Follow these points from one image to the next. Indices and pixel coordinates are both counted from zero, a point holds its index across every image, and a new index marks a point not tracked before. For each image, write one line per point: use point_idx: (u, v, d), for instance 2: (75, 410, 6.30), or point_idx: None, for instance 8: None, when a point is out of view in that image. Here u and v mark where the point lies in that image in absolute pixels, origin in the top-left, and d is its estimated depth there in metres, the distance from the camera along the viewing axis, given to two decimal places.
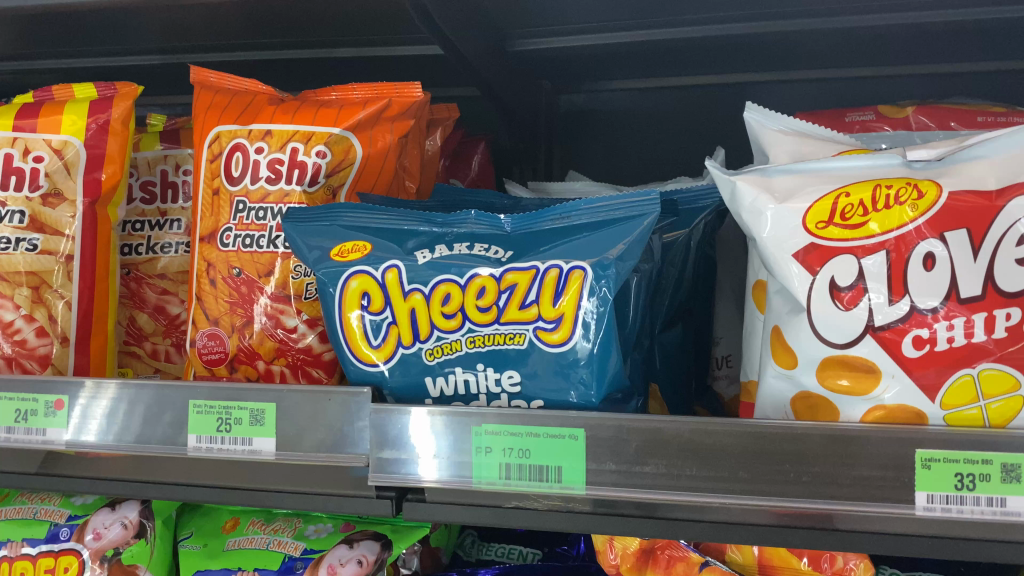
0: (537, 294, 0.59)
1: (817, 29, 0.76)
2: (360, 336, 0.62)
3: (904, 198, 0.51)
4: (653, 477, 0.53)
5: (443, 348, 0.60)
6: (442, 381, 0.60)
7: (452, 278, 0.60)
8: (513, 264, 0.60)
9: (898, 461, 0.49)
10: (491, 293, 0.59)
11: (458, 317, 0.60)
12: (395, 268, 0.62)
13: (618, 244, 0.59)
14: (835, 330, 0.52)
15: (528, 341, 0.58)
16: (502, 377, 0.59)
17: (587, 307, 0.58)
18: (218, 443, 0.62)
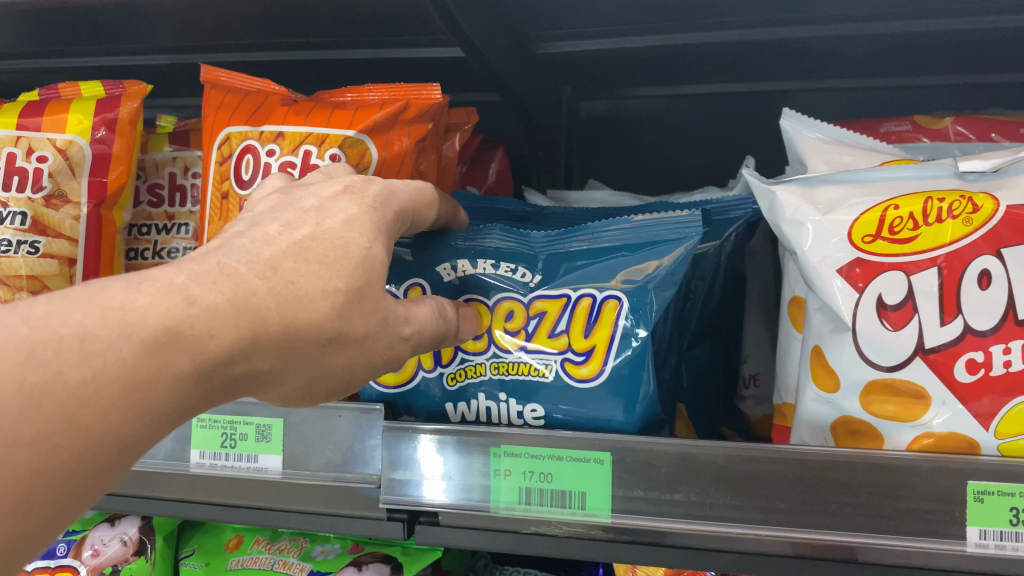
0: (567, 323, 0.56)
1: (852, 35, 0.73)
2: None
3: (958, 212, 0.48)
4: (683, 506, 0.50)
5: (465, 372, 0.58)
6: (464, 407, 0.58)
7: (479, 300, 0.59)
8: (541, 290, 0.57)
9: (948, 494, 0.45)
10: (519, 318, 0.57)
11: (483, 342, 0.58)
12: (417, 286, 0.60)
13: (653, 270, 0.56)
14: (883, 351, 0.49)
15: (554, 374, 0.56)
16: (525, 410, 0.56)
17: (621, 343, 0.55)
18: (222, 460, 0.60)
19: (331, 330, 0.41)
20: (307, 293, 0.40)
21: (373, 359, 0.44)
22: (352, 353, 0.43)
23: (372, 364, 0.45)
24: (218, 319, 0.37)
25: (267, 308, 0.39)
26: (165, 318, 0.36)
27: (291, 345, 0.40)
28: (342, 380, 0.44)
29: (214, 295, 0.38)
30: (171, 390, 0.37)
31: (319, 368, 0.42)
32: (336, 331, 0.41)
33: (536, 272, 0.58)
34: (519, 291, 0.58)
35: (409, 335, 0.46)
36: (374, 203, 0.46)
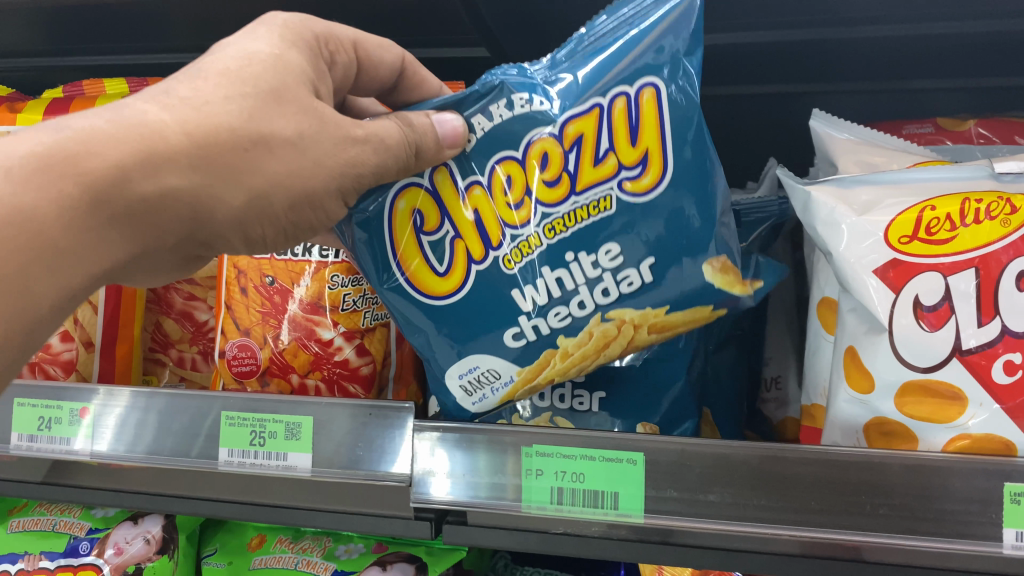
0: (608, 139, 0.49)
1: (876, 36, 0.73)
2: (418, 262, 0.53)
3: (996, 213, 0.48)
4: (718, 506, 0.49)
5: (521, 249, 0.51)
6: (531, 290, 0.51)
7: (509, 155, 0.51)
8: (568, 113, 0.49)
9: (985, 495, 0.45)
10: (557, 160, 0.50)
11: (527, 206, 0.50)
12: (445, 167, 0.52)
13: (680, 45, 0.49)
14: (919, 352, 0.49)
15: (617, 203, 0.50)
16: (600, 256, 0.50)
17: (671, 125, 0.49)
18: (252, 458, 0.59)
19: (250, 131, 0.42)
20: (214, 101, 0.42)
21: (318, 165, 0.45)
22: (292, 156, 0.44)
23: (322, 172, 0.46)
24: (100, 141, 0.40)
25: (158, 127, 0.41)
26: (41, 146, 0.39)
27: (196, 156, 0.41)
28: (295, 195, 0.46)
29: (101, 124, 0.41)
30: (61, 217, 0.39)
31: (253, 177, 0.43)
32: (257, 131, 0.43)
33: (557, 101, 0.50)
34: (548, 125, 0.50)
35: (362, 138, 0.47)
36: (297, 24, 0.48)
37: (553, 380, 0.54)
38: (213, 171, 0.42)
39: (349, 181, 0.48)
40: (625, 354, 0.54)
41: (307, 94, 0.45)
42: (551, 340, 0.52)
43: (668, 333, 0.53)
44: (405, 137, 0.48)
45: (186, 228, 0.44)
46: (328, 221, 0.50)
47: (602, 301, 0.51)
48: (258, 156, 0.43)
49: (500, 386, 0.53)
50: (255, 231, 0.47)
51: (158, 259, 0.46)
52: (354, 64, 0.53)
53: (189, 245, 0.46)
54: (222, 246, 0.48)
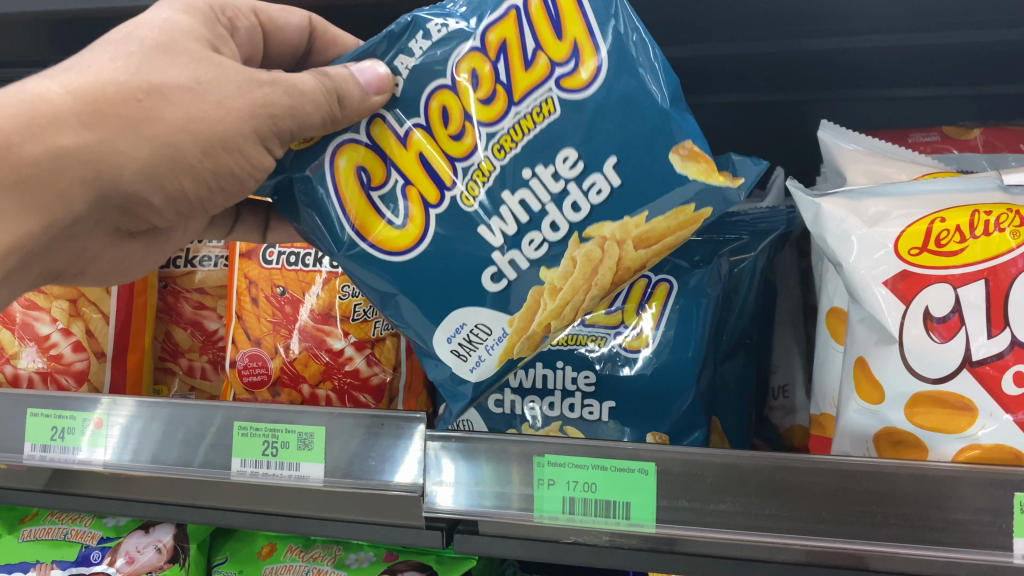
0: (533, 39, 0.49)
1: (881, 46, 0.73)
2: (371, 215, 0.52)
3: (1005, 224, 0.49)
4: (729, 516, 0.50)
5: (477, 180, 0.50)
6: (497, 221, 0.50)
7: (443, 85, 0.50)
8: (486, 24, 0.50)
9: (995, 505, 0.46)
10: (485, 73, 0.49)
11: (470, 132, 0.50)
12: (381, 119, 0.51)
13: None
14: (929, 363, 0.49)
15: (559, 103, 0.49)
16: (558, 166, 0.50)
17: (593, 12, 0.49)
18: (264, 468, 0.59)
19: (139, 82, 0.46)
20: (100, 64, 0.46)
21: (220, 106, 0.47)
22: (188, 100, 0.46)
23: (228, 113, 0.47)
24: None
25: (53, 98, 0.46)
26: None
27: (88, 110, 0.46)
28: (204, 139, 0.47)
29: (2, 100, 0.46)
30: None
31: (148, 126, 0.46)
32: (147, 81, 0.46)
33: (472, 19, 0.50)
34: (469, 41, 0.50)
35: (269, 81, 0.48)
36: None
37: (550, 327, 0.52)
38: (108, 125, 0.46)
39: (265, 123, 0.48)
40: (620, 282, 0.52)
41: (201, 48, 0.48)
42: (535, 276, 0.51)
43: (656, 244, 0.51)
44: (321, 84, 0.48)
45: (100, 189, 0.48)
46: (255, 170, 0.50)
47: (575, 218, 0.50)
48: (152, 104, 0.46)
49: (495, 344, 0.51)
50: (175, 186, 0.50)
51: (86, 226, 0.51)
52: (258, 29, 0.56)
53: (112, 208, 0.50)
54: (150, 209, 0.51)
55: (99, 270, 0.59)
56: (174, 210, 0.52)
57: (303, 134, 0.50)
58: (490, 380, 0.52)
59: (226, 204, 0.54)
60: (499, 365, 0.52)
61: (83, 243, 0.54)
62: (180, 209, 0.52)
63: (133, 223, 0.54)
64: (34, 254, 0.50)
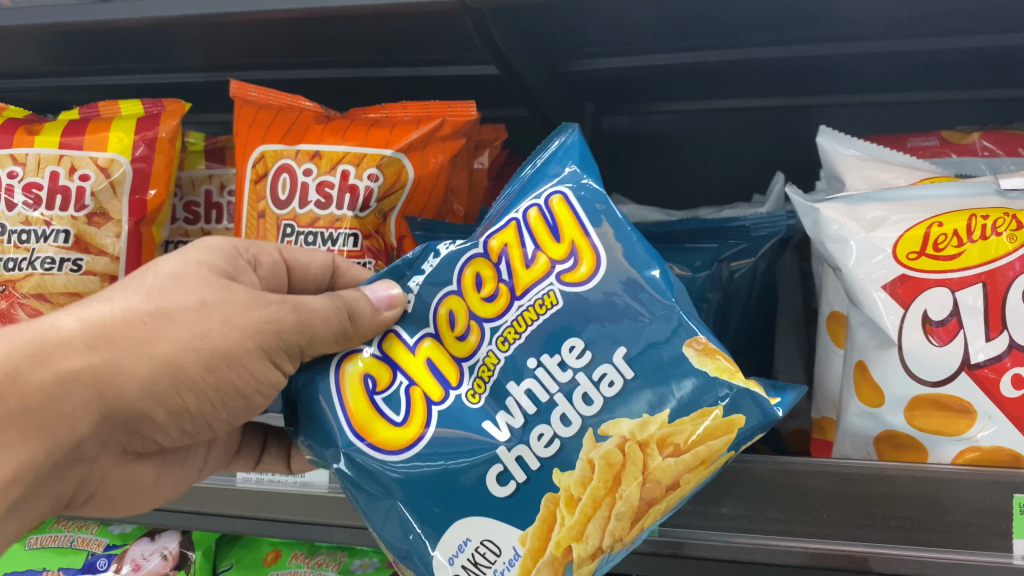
0: (532, 243, 0.45)
1: (879, 52, 0.73)
2: (374, 423, 0.46)
3: (1002, 229, 0.49)
4: (730, 519, 0.50)
5: (481, 379, 0.46)
6: (505, 416, 0.44)
7: (450, 292, 0.47)
8: (489, 232, 0.47)
9: (994, 507, 0.46)
10: (490, 275, 0.46)
11: (474, 329, 0.46)
12: (393, 333, 0.49)
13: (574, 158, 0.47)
14: (928, 366, 0.50)
15: (561, 296, 0.44)
16: (565, 355, 0.44)
17: (589, 216, 0.45)
18: (269, 475, 0.62)
19: (147, 306, 0.45)
20: (115, 297, 0.45)
21: (225, 324, 0.46)
22: (195, 320, 0.45)
23: (233, 330, 0.46)
24: None
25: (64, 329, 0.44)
26: None
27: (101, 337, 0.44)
28: (206, 355, 0.45)
29: None
30: None
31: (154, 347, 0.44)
32: (155, 306, 0.45)
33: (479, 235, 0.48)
34: (473, 250, 0.47)
35: (277, 299, 0.47)
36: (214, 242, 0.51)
37: (572, 554, 0.43)
38: (114, 347, 0.44)
39: (269, 337, 0.47)
40: (656, 506, 0.43)
41: (213, 275, 0.47)
42: (545, 479, 0.43)
43: (688, 454, 0.42)
44: (331, 303, 0.47)
45: (104, 407, 0.45)
46: (259, 384, 0.48)
47: (587, 412, 0.43)
48: (158, 326, 0.44)
49: (505, 568, 0.43)
50: (177, 402, 0.47)
51: (93, 447, 0.48)
52: (281, 265, 0.55)
53: (119, 430, 0.48)
54: (155, 427, 0.48)
55: (108, 494, 0.54)
56: (178, 427, 0.49)
57: (311, 349, 0.48)
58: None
59: (232, 420, 0.51)
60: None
61: (90, 466, 0.50)
62: (184, 425, 0.49)
63: (140, 443, 0.51)
64: (40, 482, 0.46)
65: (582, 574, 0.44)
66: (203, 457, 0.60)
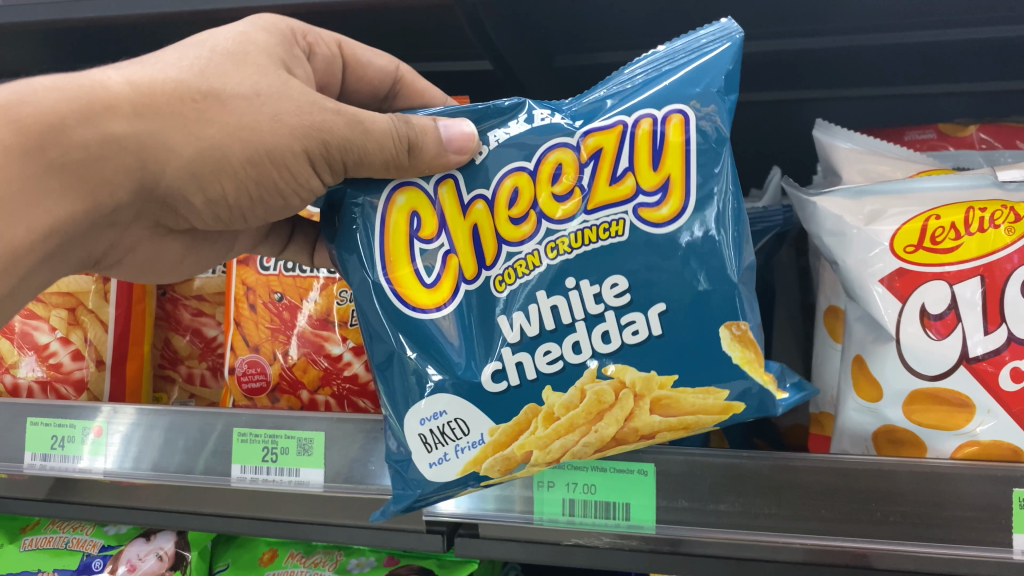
0: (627, 160, 0.45)
1: (874, 44, 0.73)
2: (407, 274, 0.48)
3: (1000, 221, 0.49)
4: (728, 515, 0.49)
5: (514, 269, 0.46)
6: (521, 318, 0.46)
7: (522, 169, 0.46)
8: (591, 124, 0.45)
9: (994, 502, 0.46)
10: (570, 174, 0.45)
11: (530, 221, 0.46)
12: (451, 179, 0.48)
13: (716, 85, 0.44)
14: (927, 360, 0.49)
15: (628, 229, 0.45)
16: (604, 289, 0.45)
17: (699, 159, 0.44)
18: (264, 474, 0.59)
19: (199, 84, 0.44)
20: (168, 62, 0.45)
21: (276, 121, 0.45)
22: (244, 108, 0.44)
23: (283, 128, 0.45)
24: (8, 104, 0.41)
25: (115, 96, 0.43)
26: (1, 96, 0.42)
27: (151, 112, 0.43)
28: (252, 148, 0.45)
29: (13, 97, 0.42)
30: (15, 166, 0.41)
31: (201, 129, 0.44)
32: (207, 86, 0.44)
33: (578, 115, 0.46)
34: (567, 136, 0.46)
35: (333, 108, 0.46)
36: (274, 22, 0.50)
37: (529, 457, 0.46)
38: (160, 118, 0.44)
39: (316, 146, 0.46)
40: (622, 443, 0.47)
41: (272, 65, 0.46)
42: (535, 391, 0.45)
43: (675, 417, 0.45)
44: (393, 129, 0.46)
45: (143, 180, 0.46)
46: (298, 188, 0.48)
47: (602, 349, 0.45)
48: (208, 107, 0.44)
49: (466, 447, 0.46)
50: (216, 189, 0.47)
51: (128, 215, 0.49)
52: (340, 59, 0.56)
53: (154, 202, 0.48)
54: (190, 208, 0.49)
55: (135, 260, 0.57)
56: (212, 214, 0.49)
57: (357, 169, 0.47)
58: (445, 482, 0.47)
59: (266, 217, 0.51)
60: (461, 471, 0.47)
61: (120, 233, 0.52)
62: (219, 214, 0.49)
63: (173, 219, 0.52)
64: (73, 236, 0.47)
65: (529, 469, 0.47)
66: (230, 245, 0.62)
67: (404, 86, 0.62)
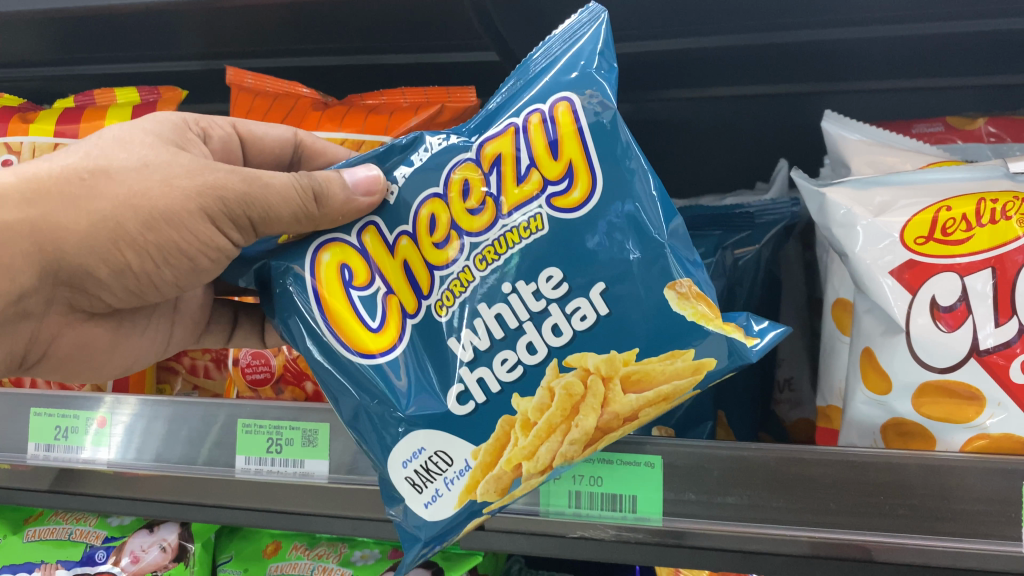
0: (528, 156, 0.44)
1: (880, 36, 0.73)
2: (352, 323, 0.48)
3: (1012, 212, 0.48)
4: (736, 508, 0.49)
5: (452, 291, 0.47)
6: (467, 335, 0.46)
7: (435, 194, 0.47)
8: (486, 134, 0.46)
9: (1005, 496, 0.45)
10: (478, 185, 0.46)
11: (453, 242, 0.46)
12: (373, 225, 0.49)
13: (589, 65, 0.44)
14: (937, 353, 0.49)
15: (547, 223, 0.44)
16: (541, 285, 0.45)
17: (592, 134, 0.43)
18: (268, 465, 0.58)
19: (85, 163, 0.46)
20: (54, 158, 0.47)
21: (166, 185, 0.46)
22: (133, 177, 0.46)
23: (174, 191, 0.46)
24: None
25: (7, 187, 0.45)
26: None
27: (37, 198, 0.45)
28: (146, 214, 0.46)
29: None
30: None
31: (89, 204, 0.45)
32: (93, 164, 0.46)
33: (475, 130, 0.46)
34: (466, 151, 0.46)
35: (225, 167, 0.47)
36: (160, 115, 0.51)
37: (522, 470, 0.46)
38: (49, 202, 0.45)
39: (213, 203, 0.47)
40: (609, 433, 0.46)
41: (160, 142, 0.48)
42: (505, 402, 0.45)
43: (651, 391, 0.44)
44: (293, 182, 0.47)
45: (45, 262, 0.47)
46: (205, 247, 0.48)
47: (555, 342, 0.45)
48: (96, 182, 0.46)
49: (455, 478, 0.46)
50: (118, 260, 0.48)
51: (38, 302, 0.50)
52: (233, 138, 0.56)
53: (59, 284, 0.49)
54: (99, 284, 0.50)
55: (62, 355, 0.56)
56: (122, 285, 0.50)
57: (265, 224, 0.48)
58: (445, 520, 0.46)
59: (179, 283, 0.51)
60: (458, 503, 0.46)
61: (38, 324, 0.53)
62: (128, 285, 0.50)
63: (87, 300, 0.52)
64: None
65: (527, 484, 0.47)
66: (166, 329, 0.62)
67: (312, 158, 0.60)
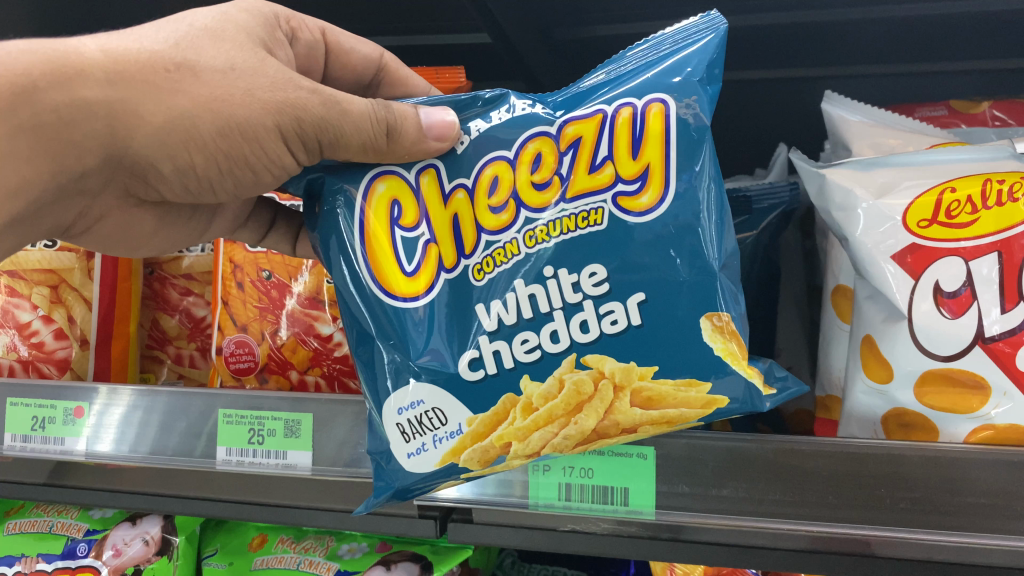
0: (607, 148, 0.43)
1: (884, 17, 0.70)
2: (387, 259, 0.46)
3: (1019, 192, 0.46)
4: (731, 501, 0.47)
5: (495, 258, 0.44)
6: (499, 307, 0.44)
7: (500, 157, 0.45)
8: (571, 113, 0.44)
9: (1011, 489, 0.43)
10: (550, 161, 0.44)
11: (510, 209, 0.44)
12: (433, 168, 0.46)
13: (698, 74, 0.42)
14: (941, 340, 0.47)
15: (607, 218, 0.43)
16: (582, 278, 0.43)
17: (679, 146, 0.42)
18: (250, 457, 0.57)
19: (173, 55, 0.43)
20: (145, 34, 0.44)
21: (248, 95, 0.44)
22: (219, 80, 0.43)
23: (255, 102, 0.44)
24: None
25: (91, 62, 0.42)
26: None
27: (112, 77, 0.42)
28: (222, 120, 0.44)
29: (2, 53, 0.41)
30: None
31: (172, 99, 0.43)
32: (181, 57, 0.43)
33: (557, 103, 0.44)
34: (546, 125, 0.44)
35: (308, 86, 0.45)
36: (254, 5, 0.50)
37: (509, 449, 0.45)
38: (132, 86, 0.42)
39: (289, 122, 0.44)
40: (604, 438, 0.44)
41: (248, 43, 0.46)
42: (512, 380, 0.44)
43: (657, 411, 0.43)
44: (372, 111, 0.44)
45: (112, 147, 0.44)
46: (270, 165, 0.46)
47: (580, 338, 0.43)
48: (181, 78, 0.43)
49: (444, 438, 0.45)
50: (184, 159, 0.45)
51: (97, 183, 0.47)
52: (320, 45, 0.57)
53: (121, 170, 0.47)
54: (159, 177, 0.47)
55: (104, 232, 0.56)
56: (181, 184, 0.48)
57: (333, 149, 0.46)
58: (421, 475, 0.45)
59: (237, 192, 0.50)
60: (439, 462, 0.45)
61: (88, 203, 0.51)
62: (187, 184, 0.48)
63: (144, 189, 0.50)
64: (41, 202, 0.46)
65: (509, 463, 0.46)
66: (206, 224, 0.61)
67: (390, 80, 0.63)
